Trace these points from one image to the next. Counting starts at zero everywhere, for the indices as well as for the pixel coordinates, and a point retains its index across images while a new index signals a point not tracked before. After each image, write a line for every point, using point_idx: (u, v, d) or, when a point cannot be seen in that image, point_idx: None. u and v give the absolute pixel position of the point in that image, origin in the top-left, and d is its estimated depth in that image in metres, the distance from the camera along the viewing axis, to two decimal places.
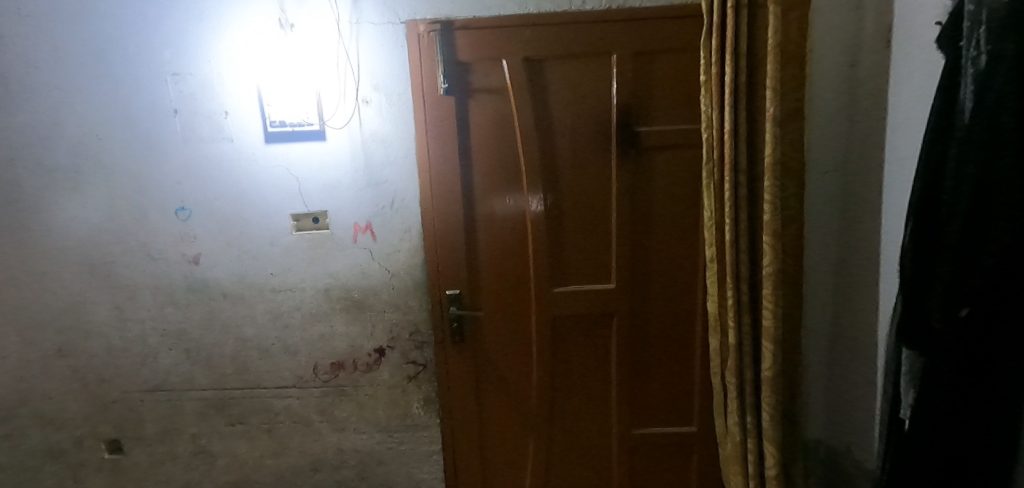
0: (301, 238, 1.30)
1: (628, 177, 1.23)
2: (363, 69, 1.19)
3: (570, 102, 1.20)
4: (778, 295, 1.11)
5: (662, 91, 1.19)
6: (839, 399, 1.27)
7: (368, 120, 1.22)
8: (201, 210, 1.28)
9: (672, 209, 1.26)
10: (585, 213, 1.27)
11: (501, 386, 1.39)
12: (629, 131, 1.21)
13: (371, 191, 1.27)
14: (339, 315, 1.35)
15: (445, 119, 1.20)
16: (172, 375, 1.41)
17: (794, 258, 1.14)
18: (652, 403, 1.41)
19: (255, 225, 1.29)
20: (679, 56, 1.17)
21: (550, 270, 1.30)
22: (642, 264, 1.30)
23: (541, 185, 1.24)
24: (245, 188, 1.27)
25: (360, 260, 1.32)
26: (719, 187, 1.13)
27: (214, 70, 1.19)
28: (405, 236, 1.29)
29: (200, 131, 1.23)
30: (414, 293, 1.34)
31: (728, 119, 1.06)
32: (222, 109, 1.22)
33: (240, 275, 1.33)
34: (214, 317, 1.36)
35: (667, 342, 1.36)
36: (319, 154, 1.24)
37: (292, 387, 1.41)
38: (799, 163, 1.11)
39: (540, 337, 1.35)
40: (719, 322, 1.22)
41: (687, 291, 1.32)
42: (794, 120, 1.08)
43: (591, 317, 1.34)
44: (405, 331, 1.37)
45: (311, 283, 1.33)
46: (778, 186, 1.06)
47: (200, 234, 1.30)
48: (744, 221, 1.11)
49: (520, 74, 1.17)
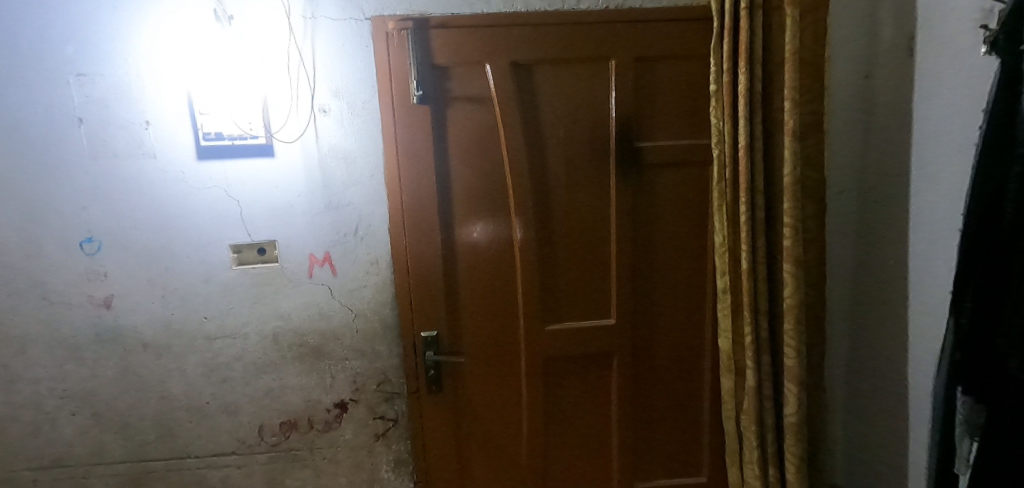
0: (243, 274, 1.08)
1: (628, 198, 1.09)
2: (320, 73, 1.01)
3: (564, 113, 1.05)
4: (801, 329, 0.98)
5: (667, 103, 1.06)
6: (861, 442, 1.14)
7: (327, 133, 1.03)
8: (115, 241, 1.04)
9: (677, 235, 1.13)
10: (580, 240, 1.11)
11: (487, 441, 1.20)
12: (630, 146, 1.07)
13: (331, 216, 1.07)
14: (290, 366, 1.13)
15: (420, 132, 1.02)
16: (76, 447, 1.13)
17: (817, 287, 1.02)
18: (658, 453, 1.24)
19: (185, 258, 1.06)
20: (684, 64, 1.05)
21: (541, 305, 1.13)
22: (646, 296, 1.15)
23: (531, 209, 1.08)
24: (171, 215, 1.03)
25: (317, 297, 1.10)
26: (733, 209, 1.01)
27: (131, 70, 0.97)
28: (371, 269, 1.10)
29: (113, 145, 1.00)
30: (383, 336, 1.13)
31: (742, 135, 0.95)
32: (141, 117, 0.99)
33: (166, 320, 1.08)
34: (131, 373, 1.10)
35: (673, 382, 1.20)
36: (266, 173, 1.03)
37: (231, 455, 1.16)
38: (819, 183, 1.00)
39: (532, 383, 1.16)
40: (734, 361, 1.08)
41: (696, 325, 1.18)
42: (812, 135, 0.97)
43: (589, 359, 1.17)
44: (371, 381, 1.15)
45: (255, 328, 1.10)
46: (798, 209, 0.95)
47: (113, 270, 1.05)
48: (761, 248, 0.99)
49: (507, 81, 1.02)
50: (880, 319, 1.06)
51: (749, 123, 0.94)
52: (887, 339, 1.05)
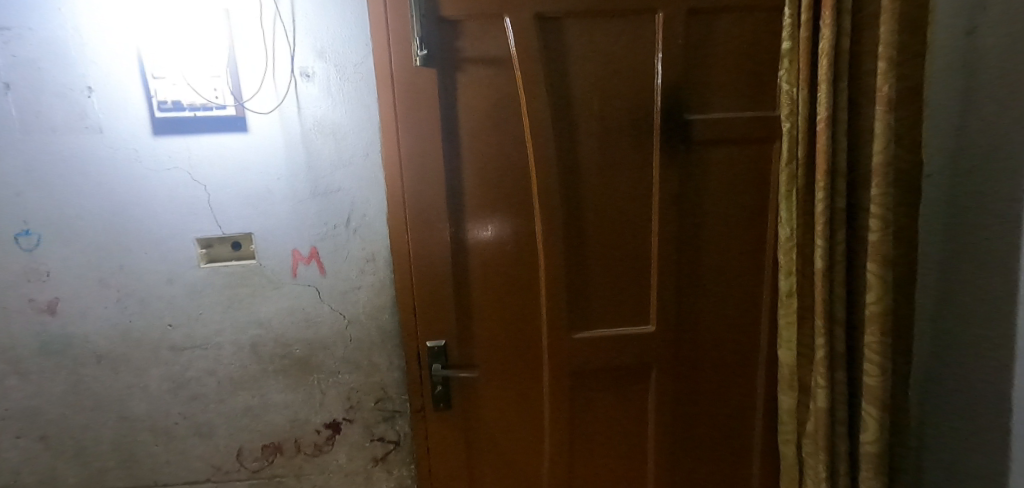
0: (213, 273, 0.90)
1: (674, 184, 0.91)
2: (302, 28, 0.82)
3: (598, 78, 0.86)
4: (886, 343, 0.81)
5: (724, 67, 0.87)
6: (944, 471, 0.97)
7: (310, 103, 0.85)
8: (56, 235, 0.86)
9: (730, 227, 0.95)
10: (614, 234, 0.93)
11: (502, 465, 1.03)
12: (679, 120, 0.88)
13: (317, 204, 0.89)
14: (273, 381, 0.96)
15: (423, 101, 0.84)
16: (23, 475, 0.96)
17: (905, 292, 0.84)
18: (698, 479, 1.07)
19: (144, 255, 0.88)
20: (747, 17, 0.86)
21: (568, 311, 0.95)
22: (691, 299, 0.97)
23: (557, 196, 0.89)
24: (123, 203, 0.86)
25: (302, 301, 0.93)
26: (805, 196, 0.83)
27: (66, 23, 0.78)
28: (367, 268, 0.92)
29: (49, 117, 0.81)
30: (381, 347, 0.96)
31: (823, 104, 0.77)
32: (82, 82, 0.80)
33: (123, 328, 0.91)
34: (84, 391, 0.93)
35: (720, 399, 1.03)
36: (237, 151, 0.85)
37: (206, 482, 1.00)
38: (915, 164, 0.81)
39: (555, 402, 0.99)
40: (799, 378, 0.91)
41: (749, 333, 1.00)
42: (909, 104, 0.79)
43: (623, 373, 1.00)
44: (368, 398, 0.98)
45: (230, 338, 0.93)
46: (890, 196, 0.77)
47: (57, 270, 0.87)
48: (841, 244, 0.81)
49: (531, 38, 0.83)
50: (974, 331, 0.88)
51: (833, 89, 0.76)
52: (980, 352, 0.87)
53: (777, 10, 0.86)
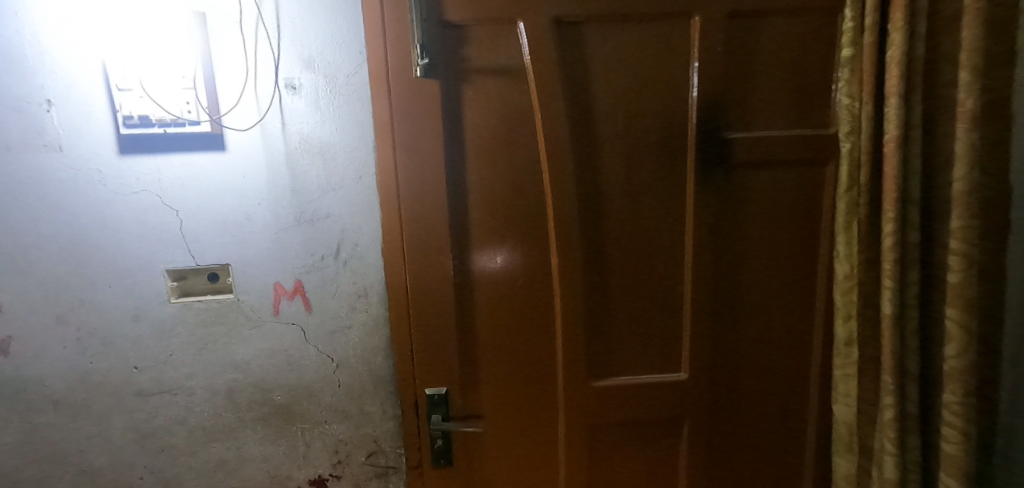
0: (185, 309, 0.80)
1: (711, 211, 0.79)
2: (287, 35, 0.72)
3: (624, 91, 0.75)
4: (971, 405, 0.68)
5: (770, 78, 0.76)
6: None
7: (296, 118, 0.75)
8: (9, 266, 0.76)
9: (775, 262, 0.82)
10: (642, 268, 0.81)
11: None
12: (717, 139, 0.77)
13: (303, 232, 0.78)
14: (250, 431, 0.84)
15: (424, 117, 0.74)
16: None
17: (990, 343, 0.71)
18: None
19: (109, 288, 0.78)
20: (797, 22, 0.75)
21: (587, 356, 0.83)
22: (730, 343, 0.85)
23: (576, 225, 0.78)
24: (87, 230, 0.76)
25: (285, 341, 0.82)
26: (870, 229, 0.70)
27: (23, 28, 0.69)
28: (358, 305, 0.81)
29: (4, 133, 0.72)
30: (373, 394, 0.85)
31: (891, 121, 0.65)
32: (41, 95, 0.71)
33: (83, 371, 0.80)
34: (39, 440, 0.82)
35: (763, 457, 0.89)
36: (213, 173, 0.75)
37: None
38: (1004, 191, 0.68)
39: (571, 459, 0.86)
40: (859, 439, 0.77)
41: (796, 382, 0.87)
42: (996, 121, 0.66)
43: (650, 427, 0.87)
44: (358, 452, 0.86)
45: (203, 383, 0.82)
46: (975, 231, 0.65)
47: (11, 305, 0.77)
48: (913, 286, 0.69)
49: (547, 46, 0.72)
50: None
51: (904, 105, 0.65)
52: None
53: (833, 13, 0.75)
